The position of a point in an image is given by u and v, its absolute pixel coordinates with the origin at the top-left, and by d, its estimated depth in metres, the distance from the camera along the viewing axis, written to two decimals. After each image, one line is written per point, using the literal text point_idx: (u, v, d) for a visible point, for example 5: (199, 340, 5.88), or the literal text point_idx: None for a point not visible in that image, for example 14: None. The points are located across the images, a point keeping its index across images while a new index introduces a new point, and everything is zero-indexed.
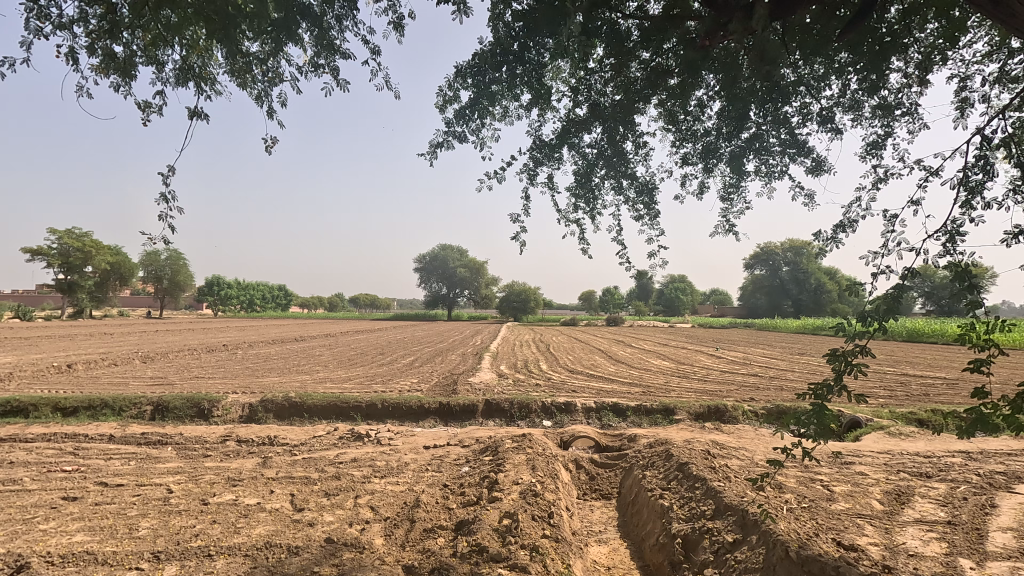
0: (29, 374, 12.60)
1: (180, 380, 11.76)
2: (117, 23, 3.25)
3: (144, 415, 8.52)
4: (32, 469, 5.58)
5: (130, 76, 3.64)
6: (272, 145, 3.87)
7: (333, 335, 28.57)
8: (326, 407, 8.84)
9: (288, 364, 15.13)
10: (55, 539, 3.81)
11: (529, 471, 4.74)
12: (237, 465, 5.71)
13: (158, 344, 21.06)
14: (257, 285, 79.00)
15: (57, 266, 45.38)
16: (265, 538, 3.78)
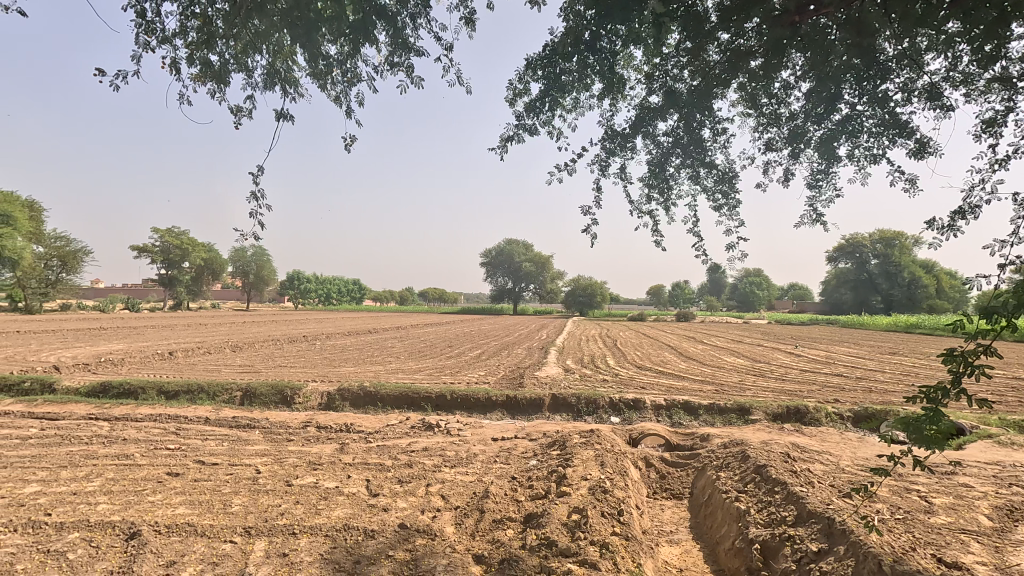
0: (137, 360, 13.92)
1: (265, 368, 12.59)
2: (213, 34, 3.53)
3: (235, 400, 9.17)
4: (140, 446, 6.16)
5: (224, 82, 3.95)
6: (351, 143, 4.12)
7: (403, 328, 29.56)
8: (399, 397, 9.16)
9: (363, 355, 15.82)
10: (161, 511, 4.18)
11: (598, 467, 4.70)
12: (316, 450, 6.03)
13: (245, 334, 22.63)
14: (334, 280, 83.01)
15: (159, 262, 49.95)
16: (344, 520, 3.97)
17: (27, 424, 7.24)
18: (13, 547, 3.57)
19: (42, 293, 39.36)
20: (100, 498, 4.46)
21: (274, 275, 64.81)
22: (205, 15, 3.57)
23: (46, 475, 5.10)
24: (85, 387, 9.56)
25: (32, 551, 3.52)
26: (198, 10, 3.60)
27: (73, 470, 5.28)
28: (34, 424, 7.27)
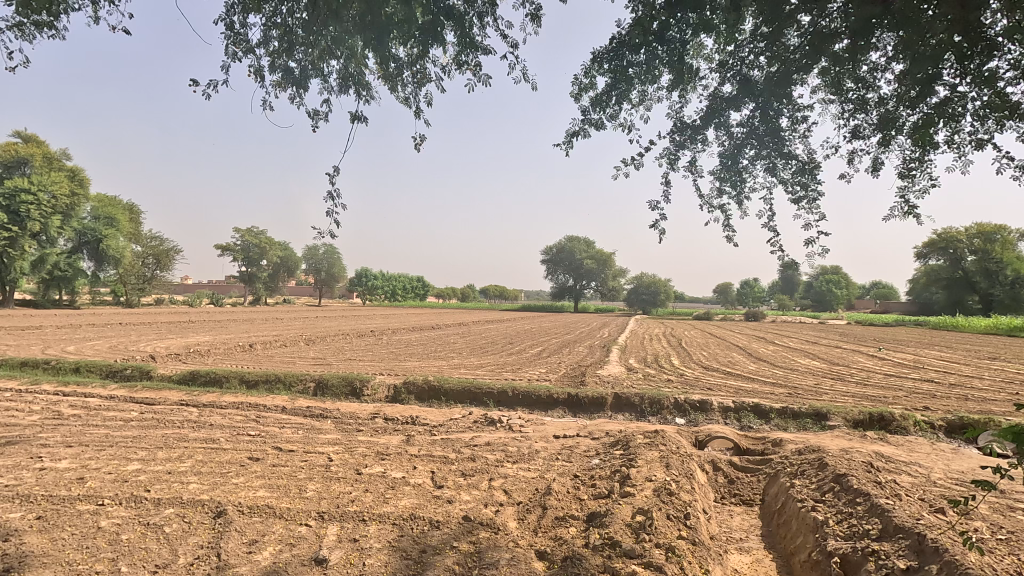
0: (222, 351, 14.96)
1: (336, 361, 13.18)
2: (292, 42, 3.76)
3: (308, 391, 9.66)
4: (225, 431, 6.61)
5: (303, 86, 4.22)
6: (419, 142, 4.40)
7: (465, 324, 30.10)
8: (462, 392, 9.33)
9: (427, 350, 16.25)
10: (243, 492, 4.47)
11: (663, 469, 4.58)
12: (384, 440, 6.24)
13: (318, 329, 23.78)
14: (399, 277, 85.60)
15: (240, 260, 53.42)
16: (410, 510, 4.09)
17: (129, 408, 7.95)
18: (119, 518, 3.93)
19: (141, 288, 43.06)
20: (191, 478, 4.83)
21: (344, 272, 67.70)
22: (286, 26, 3.81)
23: (145, 454, 5.59)
24: (177, 375, 10.38)
25: (134, 523, 3.85)
26: (280, 20, 3.83)
27: (168, 451, 5.75)
28: (134, 407, 7.97)
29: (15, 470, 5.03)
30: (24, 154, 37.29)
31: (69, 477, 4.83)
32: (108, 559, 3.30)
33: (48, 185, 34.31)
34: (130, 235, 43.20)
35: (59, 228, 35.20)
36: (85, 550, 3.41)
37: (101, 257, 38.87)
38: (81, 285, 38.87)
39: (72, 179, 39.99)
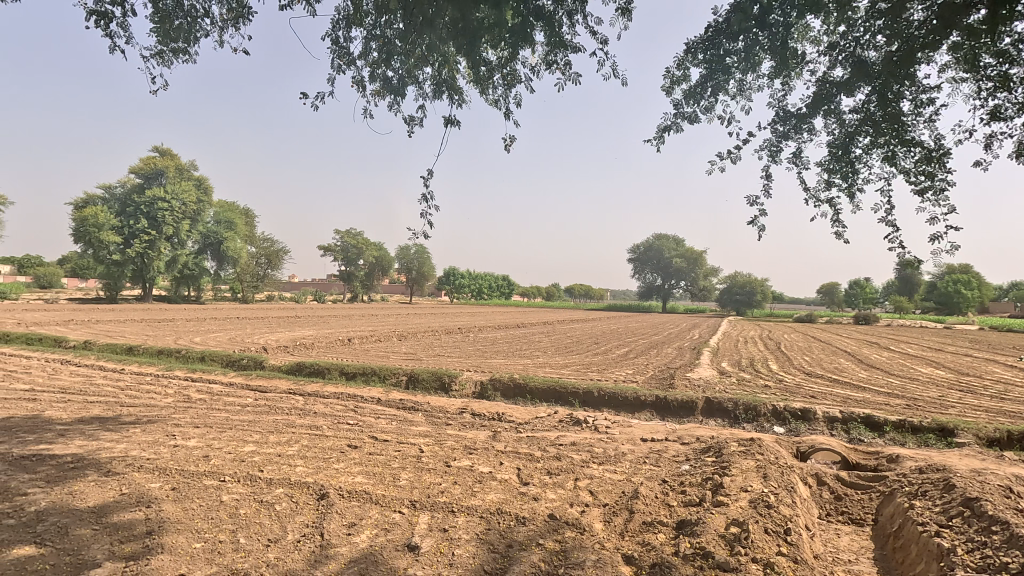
0: (324, 344, 16.10)
1: (426, 357, 13.72)
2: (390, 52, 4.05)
3: (401, 384, 10.13)
4: (327, 419, 7.10)
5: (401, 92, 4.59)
6: (509, 141, 5.23)
7: (550, 323, 30.15)
8: (547, 391, 9.37)
9: (513, 348, 16.49)
10: (343, 477, 4.78)
11: (761, 480, 4.33)
12: (471, 435, 6.42)
13: (409, 325, 24.88)
14: (485, 276, 87.34)
15: (340, 260, 57.19)
16: (497, 504, 4.17)
17: (245, 394, 8.77)
18: (238, 494, 4.34)
19: (255, 286, 47.33)
20: (298, 461, 5.23)
21: (433, 271, 70.35)
22: (385, 37, 4.09)
23: (260, 437, 6.14)
24: (286, 366, 11.30)
25: (250, 499, 4.24)
26: (381, 32, 4.14)
27: (278, 435, 6.27)
28: (250, 394, 8.77)
29: (154, 445, 5.72)
30: (161, 167, 42.33)
31: (197, 454, 5.41)
32: (229, 530, 3.66)
33: (180, 193, 38.71)
34: (246, 237, 47.64)
35: (188, 232, 39.52)
36: (210, 521, 3.80)
37: (222, 257, 43.22)
38: (207, 282, 43.43)
39: (199, 187, 44.79)
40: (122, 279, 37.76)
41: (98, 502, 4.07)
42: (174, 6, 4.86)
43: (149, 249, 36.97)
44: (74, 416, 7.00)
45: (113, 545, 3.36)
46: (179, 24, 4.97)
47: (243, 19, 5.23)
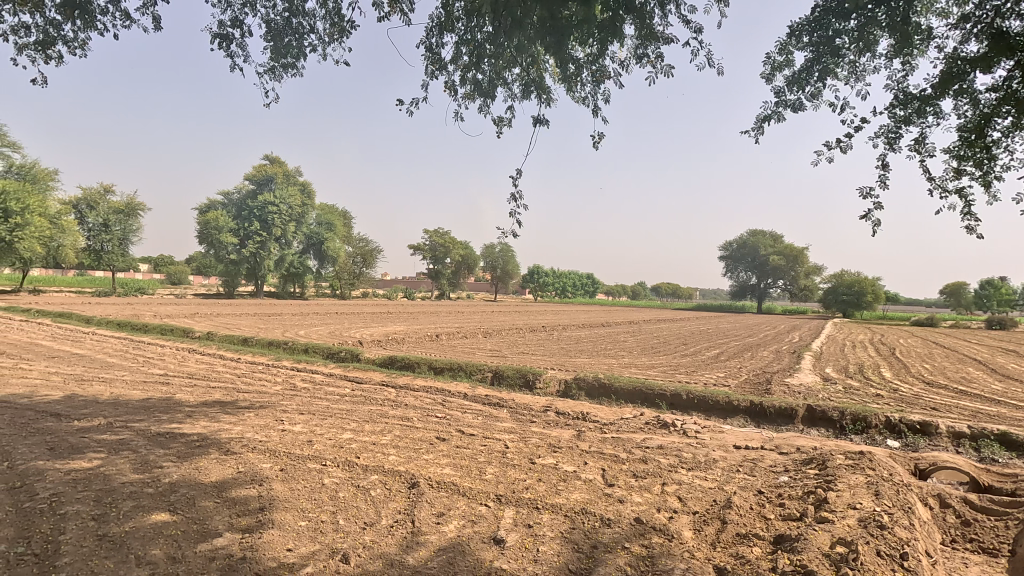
0: (414, 339, 16.80)
1: (510, 354, 13.92)
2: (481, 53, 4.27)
3: (487, 380, 10.35)
4: (417, 411, 7.41)
5: (491, 93, 4.89)
6: (598, 136, 5.44)
7: (636, 323, 29.47)
8: (633, 392, 9.17)
9: (597, 347, 16.31)
10: (432, 468, 4.97)
11: (871, 497, 3.97)
12: (555, 433, 6.43)
13: (494, 323, 25.34)
14: (569, 274, 86.91)
15: (428, 258, 59.44)
16: (582, 504, 4.15)
17: (344, 385, 9.36)
18: (337, 478, 4.64)
19: (352, 283, 50.32)
20: (390, 450, 5.50)
21: (517, 269, 71.20)
22: (477, 41, 4.34)
23: (356, 426, 6.52)
24: (379, 359, 11.92)
25: (348, 484, 4.52)
26: (473, 38, 4.38)
27: (372, 424, 6.63)
28: (348, 385, 9.36)
29: (265, 429, 6.26)
30: (270, 174, 46.18)
31: (301, 439, 5.85)
32: (330, 511, 3.93)
33: (287, 197, 42.02)
34: (344, 237, 50.79)
35: (294, 233, 42.68)
36: (313, 501, 4.09)
37: (323, 256, 46.42)
38: (309, 280, 46.82)
39: (303, 191, 48.39)
40: (238, 276, 41.68)
41: (219, 478, 4.52)
42: (284, 23, 5.31)
43: (261, 249, 40.60)
44: (199, 399, 7.82)
45: (232, 518, 3.72)
46: (289, 41, 5.41)
47: (344, 33, 5.61)
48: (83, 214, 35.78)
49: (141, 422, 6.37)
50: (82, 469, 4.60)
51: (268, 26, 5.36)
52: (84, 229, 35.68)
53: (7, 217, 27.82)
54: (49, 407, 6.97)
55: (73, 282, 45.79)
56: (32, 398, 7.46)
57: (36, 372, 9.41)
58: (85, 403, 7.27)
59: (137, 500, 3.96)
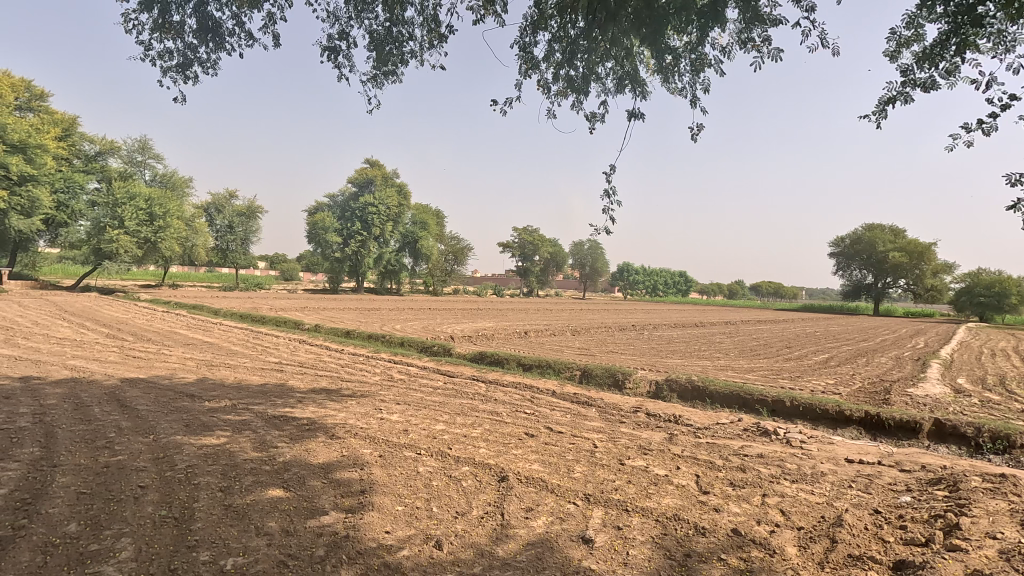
0: (503, 336, 17.09)
1: (599, 352, 13.76)
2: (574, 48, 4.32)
3: (575, 378, 10.31)
4: (506, 407, 7.52)
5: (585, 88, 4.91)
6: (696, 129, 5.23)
7: (733, 323, 27.94)
8: (729, 396, 8.73)
9: (690, 347, 15.69)
10: (521, 464, 5.03)
11: (1016, 528, 3.47)
12: (646, 435, 6.27)
13: (583, 320, 25.16)
14: (661, 271, 84.11)
15: (517, 256, 60.29)
16: (674, 510, 4.01)
17: (436, 378, 9.72)
18: (431, 467, 4.83)
19: (444, 280, 52.13)
20: (481, 444, 5.64)
21: (606, 267, 70.21)
22: (570, 37, 4.39)
23: (448, 418, 6.75)
24: (470, 354, 12.26)
25: (440, 473, 4.69)
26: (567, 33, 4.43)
27: (464, 417, 6.83)
28: (440, 378, 9.72)
29: (366, 417, 6.66)
30: (370, 176, 48.93)
31: (398, 428, 6.15)
32: (424, 499, 4.10)
33: (385, 198, 44.28)
34: (437, 236, 52.69)
35: (391, 232, 45.00)
36: (408, 488, 4.29)
37: (417, 254, 48.52)
38: (405, 277, 49.10)
39: (400, 192, 50.82)
40: (342, 273, 44.64)
41: (325, 460, 4.87)
42: (385, 33, 5.61)
43: (361, 247, 43.25)
44: (308, 386, 8.48)
45: (337, 498, 4.00)
46: (389, 49, 5.70)
47: (440, 38, 5.81)
48: (212, 216, 40.04)
49: (260, 405, 7.03)
50: (211, 445, 5.16)
51: (371, 36, 5.68)
52: (213, 230, 39.93)
53: (153, 220, 31.69)
54: (186, 388, 7.88)
55: (205, 278, 51.39)
56: (172, 380, 8.47)
57: (176, 357, 10.68)
58: (214, 386, 8.15)
59: (256, 476, 4.37)
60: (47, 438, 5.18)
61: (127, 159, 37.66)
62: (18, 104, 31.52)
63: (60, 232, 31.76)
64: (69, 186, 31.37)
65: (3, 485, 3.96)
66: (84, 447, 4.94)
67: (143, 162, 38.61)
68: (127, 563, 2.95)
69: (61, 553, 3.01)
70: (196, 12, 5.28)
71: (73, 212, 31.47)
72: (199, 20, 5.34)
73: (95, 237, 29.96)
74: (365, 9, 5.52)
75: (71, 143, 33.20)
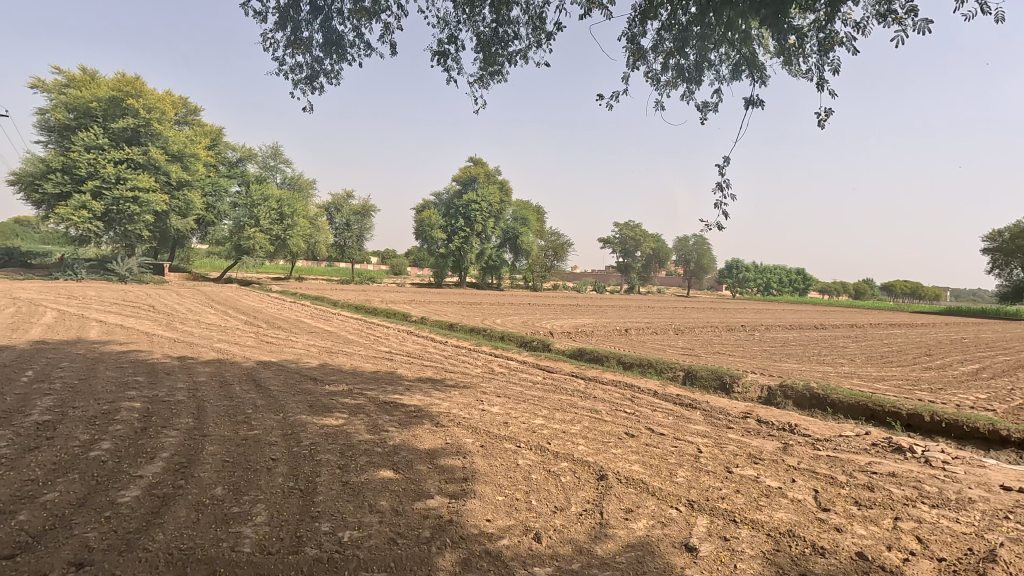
0: (603, 333, 16.87)
1: (704, 353, 13.15)
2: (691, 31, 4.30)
3: (678, 379, 9.92)
4: (606, 405, 7.42)
5: (698, 74, 4.82)
6: (824, 114, 4.84)
7: (860, 327, 25.33)
8: (855, 406, 7.94)
9: (808, 351, 14.51)
10: (621, 463, 4.94)
11: None
12: (757, 443, 5.89)
13: (687, 319, 24.12)
14: (776, 268, 78.23)
15: (619, 252, 59.58)
16: (788, 525, 3.73)
17: (536, 372, 9.83)
18: (530, 460, 4.90)
19: (544, 275, 52.66)
20: (580, 440, 5.62)
21: (713, 263, 66.84)
22: (681, 24, 4.36)
23: (548, 413, 6.79)
24: (569, 350, 12.24)
25: (540, 467, 4.74)
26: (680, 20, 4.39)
27: (563, 413, 6.84)
28: (540, 373, 9.82)
29: (469, 407, 6.90)
30: (474, 175, 50.38)
31: (499, 420, 6.31)
32: (524, 491, 4.17)
33: (488, 195, 45.35)
34: (537, 232, 53.14)
35: (493, 228, 46.12)
36: (508, 479, 4.39)
37: (518, 250, 49.30)
38: (506, 272, 50.15)
39: (503, 189, 51.92)
40: (446, 268, 46.56)
41: (430, 446, 5.12)
42: (491, 34, 5.74)
43: (465, 243, 44.80)
44: (415, 375, 8.96)
45: (441, 483, 4.20)
46: (495, 50, 5.83)
47: (544, 36, 5.85)
48: (332, 215, 43.55)
49: (372, 390, 7.56)
50: (331, 425, 5.63)
51: (478, 38, 5.84)
52: (333, 228, 43.47)
53: (283, 219, 34.98)
54: (309, 372, 8.67)
55: (326, 272, 56.09)
56: (299, 364, 9.36)
57: (301, 344, 11.78)
58: (334, 371, 8.88)
59: (369, 456, 4.71)
60: (199, 410, 5.96)
61: (262, 165, 41.84)
62: (177, 119, 36.25)
63: (209, 230, 36.15)
64: (216, 189, 35.57)
65: (166, 449, 4.60)
66: (228, 420, 5.62)
67: (276, 166, 42.70)
68: (261, 526, 3.31)
69: (210, 513, 3.44)
70: (322, 28, 5.73)
71: (218, 212, 35.70)
72: (325, 35, 5.79)
73: (236, 235, 33.72)
74: (474, 12, 5.68)
75: (218, 151, 37.57)
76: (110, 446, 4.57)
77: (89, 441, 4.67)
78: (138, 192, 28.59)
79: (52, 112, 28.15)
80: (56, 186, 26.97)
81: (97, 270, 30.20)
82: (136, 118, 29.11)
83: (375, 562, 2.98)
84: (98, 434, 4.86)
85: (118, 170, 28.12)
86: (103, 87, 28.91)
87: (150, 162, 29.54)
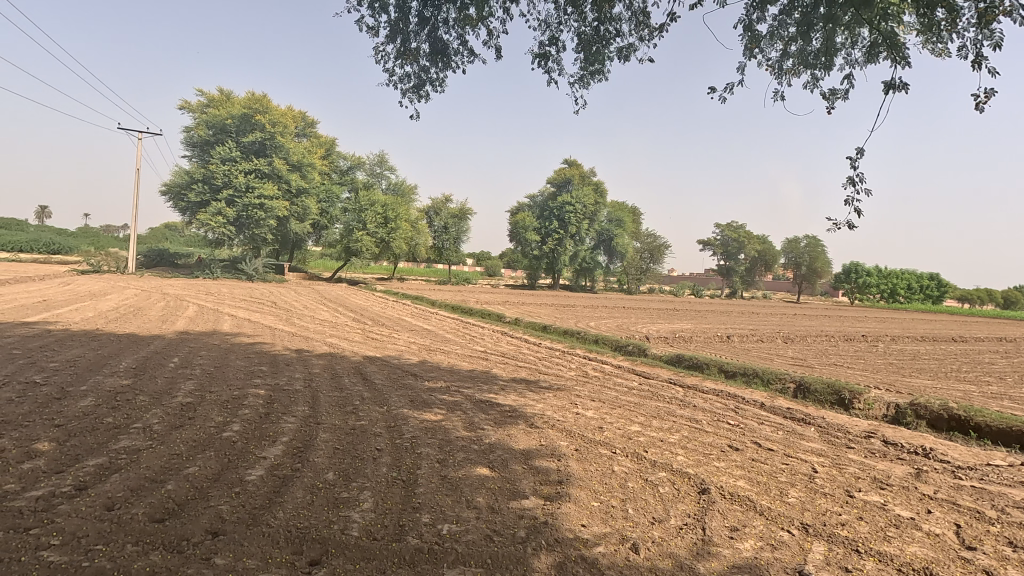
0: (703, 339, 16.08)
1: (818, 364, 12.08)
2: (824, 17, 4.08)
3: (788, 392, 9.20)
4: (707, 415, 7.07)
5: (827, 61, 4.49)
6: (982, 97, 4.24)
7: (1012, 341, 21.98)
8: (1004, 432, 6.92)
9: (945, 367, 12.86)
10: (724, 477, 4.68)
11: None
12: (884, 467, 5.32)
13: (797, 326, 22.37)
14: (904, 271, 70.20)
15: (720, 253, 57.47)
16: (923, 562, 3.32)
17: (631, 377, 9.58)
18: (627, 468, 4.77)
19: (639, 278, 51.36)
20: (679, 451, 5.38)
21: (828, 267, 61.61)
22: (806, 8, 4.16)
23: (645, 420, 6.58)
24: (666, 356, 11.80)
25: (637, 475, 4.60)
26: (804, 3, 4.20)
27: (660, 421, 6.60)
28: (636, 378, 9.56)
29: (563, 410, 6.88)
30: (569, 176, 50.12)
31: (594, 424, 6.21)
32: (620, 498, 4.07)
33: (582, 197, 44.96)
34: (633, 233, 52.03)
35: (587, 230, 45.71)
36: (605, 485, 4.30)
37: (612, 252, 48.50)
38: (600, 274, 49.47)
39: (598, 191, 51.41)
40: (540, 270, 46.97)
41: (525, 447, 5.15)
42: (593, 33, 5.70)
43: (558, 245, 44.87)
44: (508, 376, 9.09)
45: (536, 484, 4.20)
46: (598, 48, 5.76)
47: (649, 31, 5.69)
48: (432, 218, 45.43)
49: (468, 388, 7.76)
50: (431, 420, 5.85)
51: (580, 38, 5.82)
52: (432, 230, 45.36)
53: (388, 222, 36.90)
54: (410, 368, 9.08)
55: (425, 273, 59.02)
56: (400, 360, 9.83)
57: (402, 341, 12.36)
58: (432, 368, 9.23)
59: (466, 453, 4.82)
60: (314, 399, 6.46)
61: (370, 172, 44.56)
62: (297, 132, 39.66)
63: (323, 233, 39.03)
64: (330, 196, 38.27)
65: (286, 434, 5.02)
66: (338, 410, 6.03)
67: (381, 173, 45.22)
68: (368, 512, 3.49)
69: (322, 495, 3.70)
70: (430, 37, 5.97)
71: (331, 217, 38.12)
72: (431, 44, 6.04)
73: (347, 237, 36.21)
74: (575, 13, 5.66)
75: (331, 160, 40.61)
76: (240, 428, 5.06)
77: (222, 422, 5.20)
78: (264, 199, 31.57)
79: (196, 129, 31.93)
80: (199, 196, 30.49)
81: (230, 269, 33.79)
82: (264, 132, 32.23)
83: (472, 557, 3.04)
84: (230, 416, 5.42)
85: (247, 180, 31.25)
86: (236, 106, 32.31)
87: (273, 172, 32.61)
